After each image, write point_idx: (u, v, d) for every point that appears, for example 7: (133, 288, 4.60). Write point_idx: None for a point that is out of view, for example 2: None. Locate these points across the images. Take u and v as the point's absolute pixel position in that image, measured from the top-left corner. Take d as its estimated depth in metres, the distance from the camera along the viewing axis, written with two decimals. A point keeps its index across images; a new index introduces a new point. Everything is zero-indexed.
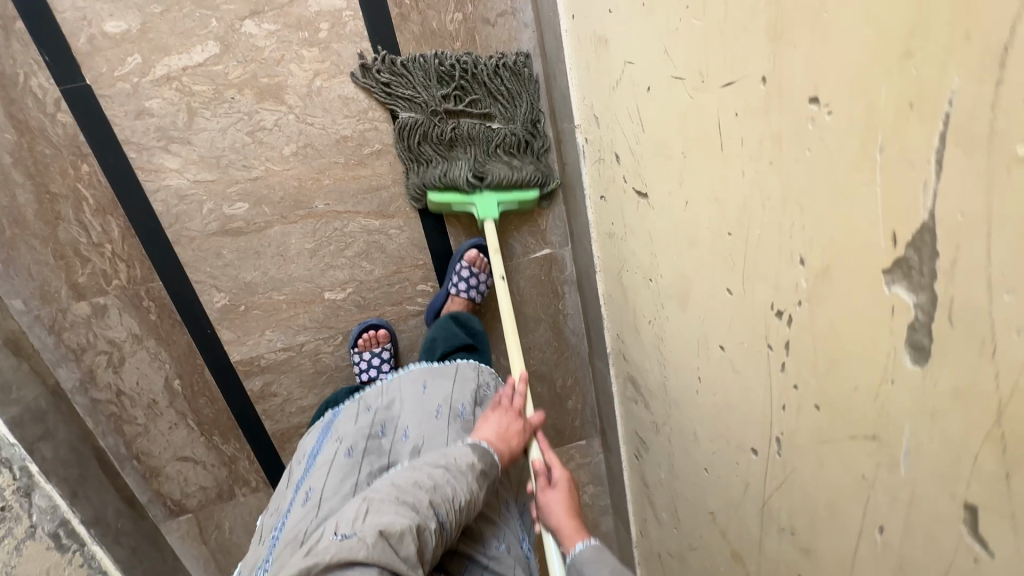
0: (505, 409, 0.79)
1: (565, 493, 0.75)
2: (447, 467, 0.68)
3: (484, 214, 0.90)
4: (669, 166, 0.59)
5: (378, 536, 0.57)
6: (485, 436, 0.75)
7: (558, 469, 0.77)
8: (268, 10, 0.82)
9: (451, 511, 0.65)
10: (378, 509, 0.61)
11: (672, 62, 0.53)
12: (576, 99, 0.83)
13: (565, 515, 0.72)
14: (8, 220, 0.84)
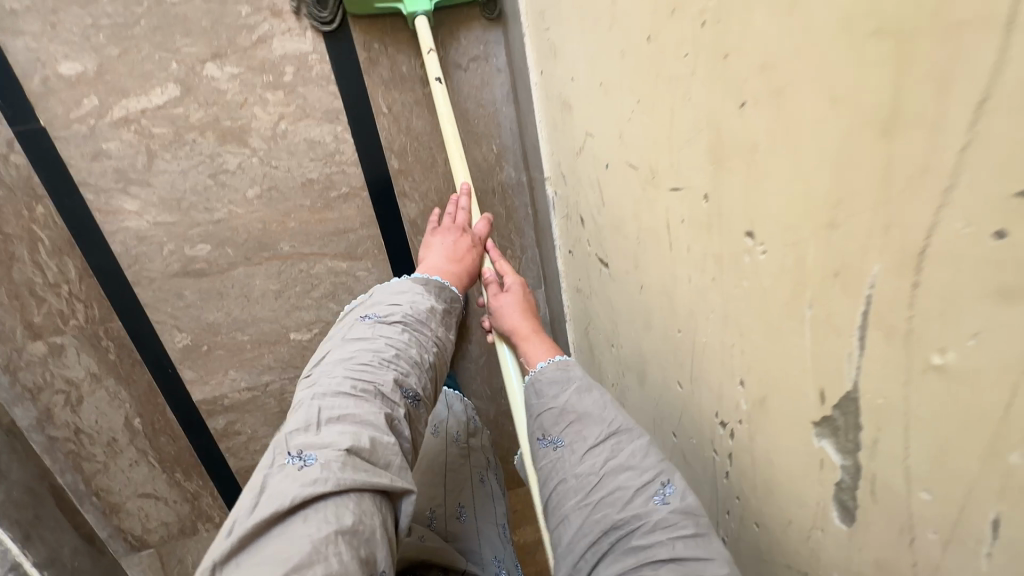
0: (450, 228, 0.78)
1: (519, 295, 0.74)
2: (403, 328, 0.63)
3: (412, 8, 0.77)
4: (626, 245, 0.58)
5: (349, 453, 0.47)
6: (434, 261, 0.74)
7: (511, 277, 0.77)
8: (230, 53, 0.79)
9: (415, 384, 0.60)
10: (336, 410, 0.51)
11: (626, 148, 0.51)
12: (546, 151, 0.81)
13: (520, 320, 0.70)
14: None
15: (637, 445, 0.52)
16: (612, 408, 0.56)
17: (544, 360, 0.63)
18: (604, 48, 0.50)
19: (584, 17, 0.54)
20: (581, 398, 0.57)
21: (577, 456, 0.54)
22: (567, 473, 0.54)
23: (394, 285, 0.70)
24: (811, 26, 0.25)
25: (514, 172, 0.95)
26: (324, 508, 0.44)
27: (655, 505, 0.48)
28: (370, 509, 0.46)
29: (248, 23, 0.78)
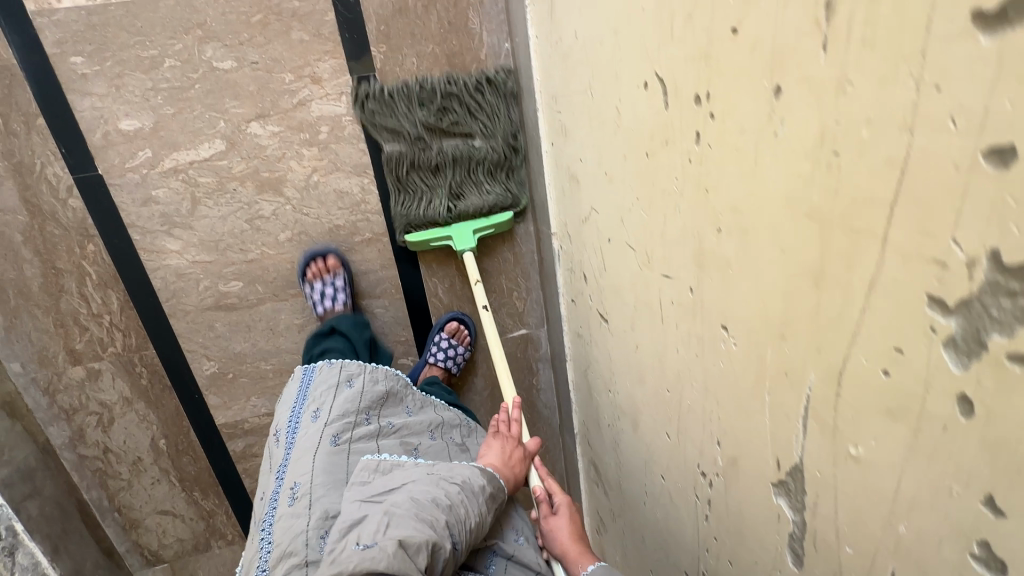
0: (505, 434, 0.82)
1: (570, 516, 0.76)
2: (462, 486, 0.71)
3: (461, 245, 0.93)
4: (624, 309, 0.66)
5: (399, 547, 0.60)
6: (490, 463, 0.78)
7: (560, 496, 0.78)
8: (273, 114, 0.88)
9: (463, 534, 0.67)
10: (396, 522, 0.63)
11: (627, 231, 0.60)
12: (554, 210, 0.90)
13: (568, 538, 0.73)
14: (13, 291, 0.89)
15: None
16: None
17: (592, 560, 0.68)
18: (610, 148, 0.59)
19: (594, 117, 0.63)
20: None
21: None
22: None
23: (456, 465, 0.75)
24: (767, 195, 0.34)
25: (523, 223, 1.04)
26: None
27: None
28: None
29: (290, 89, 0.87)
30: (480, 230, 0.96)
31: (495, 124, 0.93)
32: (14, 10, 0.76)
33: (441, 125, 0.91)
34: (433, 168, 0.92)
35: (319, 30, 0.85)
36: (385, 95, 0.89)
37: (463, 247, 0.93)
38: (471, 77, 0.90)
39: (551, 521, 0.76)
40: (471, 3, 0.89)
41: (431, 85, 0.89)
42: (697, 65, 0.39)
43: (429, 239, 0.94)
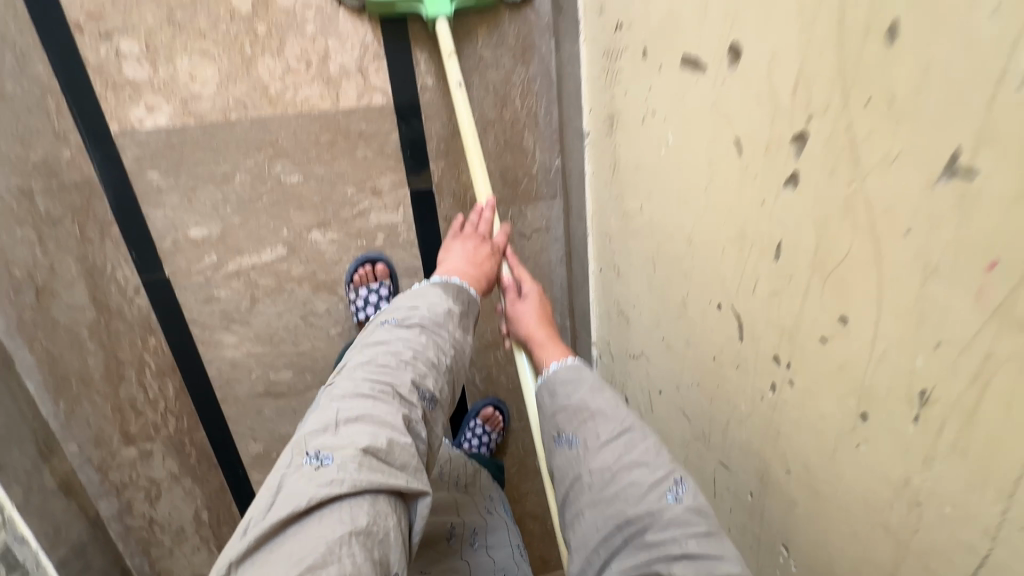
0: (472, 235, 0.75)
1: (536, 305, 0.73)
2: (422, 329, 0.64)
3: (433, 12, 0.77)
4: (671, 457, 0.71)
5: (364, 454, 0.51)
6: (454, 267, 0.72)
7: (528, 284, 0.76)
8: (333, 222, 0.92)
9: (433, 382, 0.61)
10: (353, 412, 0.54)
11: (682, 398, 0.65)
12: (596, 322, 0.95)
13: (535, 318, 0.71)
14: (76, 379, 0.93)
15: (647, 443, 0.54)
16: (624, 409, 0.58)
17: (556, 361, 0.65)
18: (671, 321, 0.64)
19: (654, 283, 0.67)
20: (594, 396, 0.59)
21: (592, 451, 0.55)
22: (579, 474, 0.55)
23: (417, 289, 0.69)
24: (846, 484, 0.39)
25: (560, 318, 1.08)
26: (340, 509, 0.48)
27: (668, 503, 0.50)
28: (385, 510, 0.50)
29: (351, 200, 0.91)
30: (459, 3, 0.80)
31: None
32: (97, 129, 0.79)
33: None
34: None
35: (382, 147, 0.88)
36: None
37: (435, 11, 0.77)
38: None
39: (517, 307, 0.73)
40: (526, 124, 0.92)
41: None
42: (779, 334, 0.44)
43: (393, 3, 0.78)
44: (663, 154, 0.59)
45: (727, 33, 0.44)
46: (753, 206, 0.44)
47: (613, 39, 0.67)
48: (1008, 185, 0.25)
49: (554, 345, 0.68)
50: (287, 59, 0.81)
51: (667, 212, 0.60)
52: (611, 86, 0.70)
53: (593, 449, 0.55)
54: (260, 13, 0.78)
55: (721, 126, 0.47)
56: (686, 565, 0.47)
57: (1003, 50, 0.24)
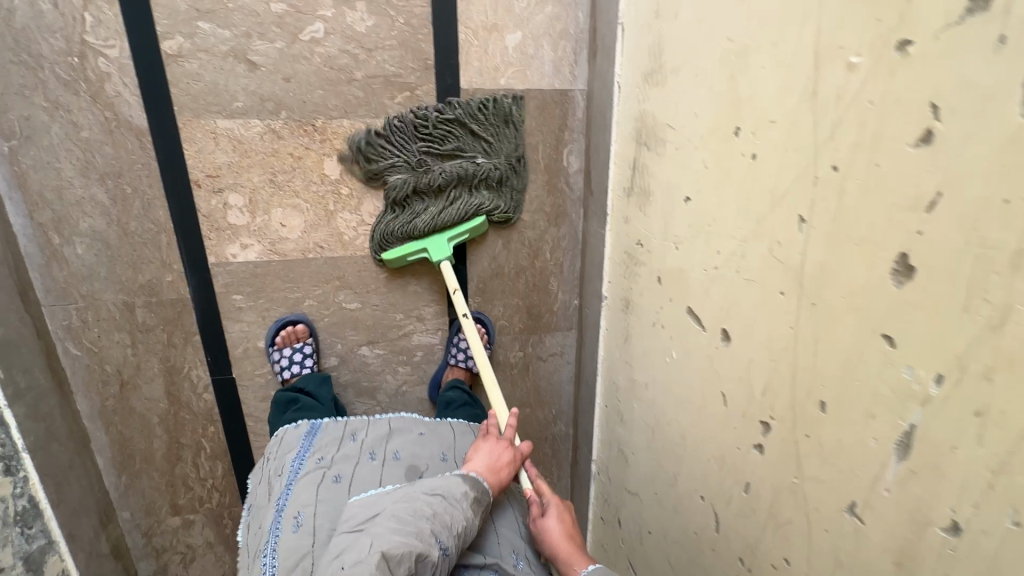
0: (494, 439, 0.86)
1: (559, 516, 0.81)
2: (446, 498, 0.74)
3: (439, 256, 0.96)
4: None
5: (383, 570, 0.64)
6: (478, 470, 0.81)
7: (550, 495, 0.84)
8: (381, 341, 1.07)
9: (450, 539, 0.71)
10: (380, 541, 0.67)
11: (668, 548, 0.80)
12: (597, 444, 1.10)
13: (561, 533, 0.79)
14: (139, 458, 1.05)
15: None
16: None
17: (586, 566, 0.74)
18: (664, 484, 0.79)
19: (652, 447, 0.83)
20: None
21: None
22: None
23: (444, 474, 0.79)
24: None
25: (564, 427, 1.24)
26: None
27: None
28: None
29: (399, 324, 1.06)
30: (454, 238, 0.97)
31: (500, 140, 0.96)
32: (197, 260, 0.94)
33: (445, 145, 0.94)
34: (427, 184, 0.94)
35: (431, 283, 1.05)
36: (393, 130, 0.92)
37: (440, 255, 0.95)
38: (492, 163, 0.96)
39: (542, 521, 0.81)
40: (553, 272, 1.09)
41: (432, 161, 0.94)
42: (744, 545, 0.60)
43: (404, 257, 0.96)
44: (668, 361, 0.75)
45: (722, 318, 0.61)
46: (731, 447, 0.60)
47: (635, 248, 0.84)
48: (881, 541, 0.41)
49: (582, 560, 0.76)
50: (362, 214, 0.97)
51: (667, 402, 0.76)
52: (630, 281, 0.87)
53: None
54: (345, 179, 0.94)
55: (713, 375, 0.63)
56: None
57: (879, 463, 0.40)
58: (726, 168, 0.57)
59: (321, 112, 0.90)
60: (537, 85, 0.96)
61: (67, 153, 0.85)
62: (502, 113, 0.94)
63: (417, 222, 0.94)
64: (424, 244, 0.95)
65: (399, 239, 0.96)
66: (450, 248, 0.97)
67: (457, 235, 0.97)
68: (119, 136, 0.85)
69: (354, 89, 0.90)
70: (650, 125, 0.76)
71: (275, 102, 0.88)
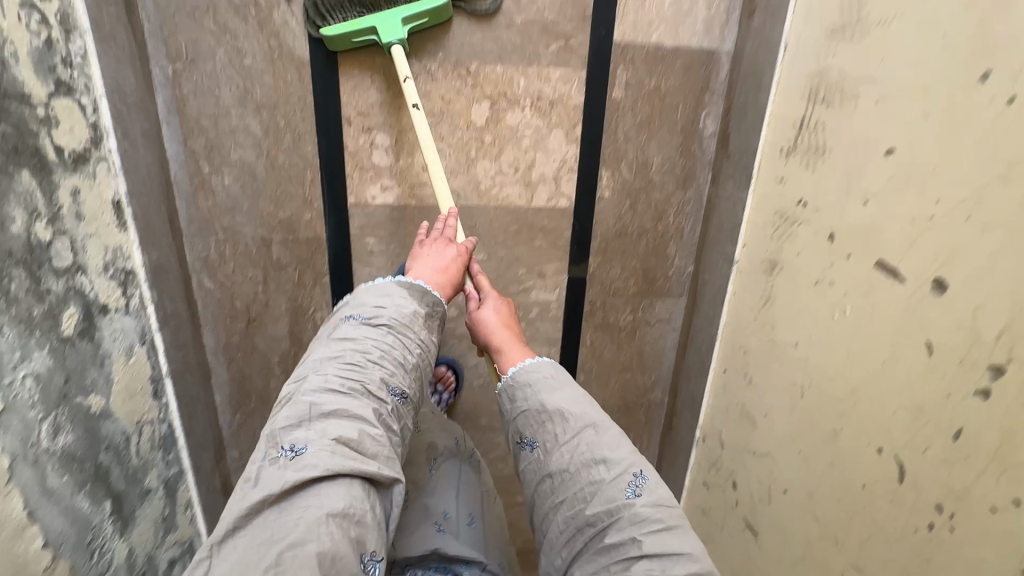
0: (438, 242, 0.81)
1: (495, 308, 0.80)
2: (392, 331, 0.68)
3: (388, 36, 0.81)
4: (787, 548, 0.86)
5: (338, 442, 0.56)
6: (423, 276, 0.77)
7: (489, 290, 0.82)
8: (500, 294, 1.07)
9: (402, 384, 0.65)
10: (325, 407, 0.59)
11: (814, 506, 0.80)
12: (705, 411, 1.11)
13: (500, 325, 0.77)
14: (255, 397, 1.05)
15: (603, 441, 0.63)
16: (582, 405, 0.66)
17: (518, 364, 0.71)
18: (815, 442, 0.80)
19: (799, 405, 0.83)
20: (551, 398, 0.67)
21: (550, 454, 0.64)
22: (543, 471, 0.64)
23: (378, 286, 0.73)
24: None
25: (660, 394, 1.24)
26: (320, 494, 0.52)
27: (628, 500, 0.58)
28: (360, 495, 0.54)
29: (520, 279, 1.06)
30: (405, 20, 0.82)
31: None
32: (339, 201, 0.94)
33: None
34: None
35: (556, 239, 1.05)
36: None
37: (388, 32, 0.80)
38: None
39: (479, 311, 0.80)
40: (673, 236, 1.09)
41: None
42: (945, 492, 0.60)
43: (347, 34, 0.80)
44: (836, 317, 0.75)
45: (934, 268, 0.61)
46: (936, 396, 0.61)
47: (792, 208, 0.84)
48: None
49: (520, 348, 0.74)
50: (501, 163, 0.97)
51: (829, 359, 0.77)
52: (781, 242, 0.87)
53: (557, 440, 0.64)
54: (490, 126, 0.94)
55: (913, 327, 0.64)
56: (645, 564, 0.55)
57: None
58: (961, 116, 0.58)
59: (476, 55, 0.90)
60: (685, 43, 0.95)
61: (228, 80, 0.84)
62: None
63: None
64: (371, 19, 0.80)
65: (342, 18, 0.81)
66: (402, 28, 0.82)
67: (410, 15, 0.81)
68: (280, 67, 0.85)
69: (512, 34, 0.89)
70: (834, 80, 0.75)
71: (435, 43, 0.88)
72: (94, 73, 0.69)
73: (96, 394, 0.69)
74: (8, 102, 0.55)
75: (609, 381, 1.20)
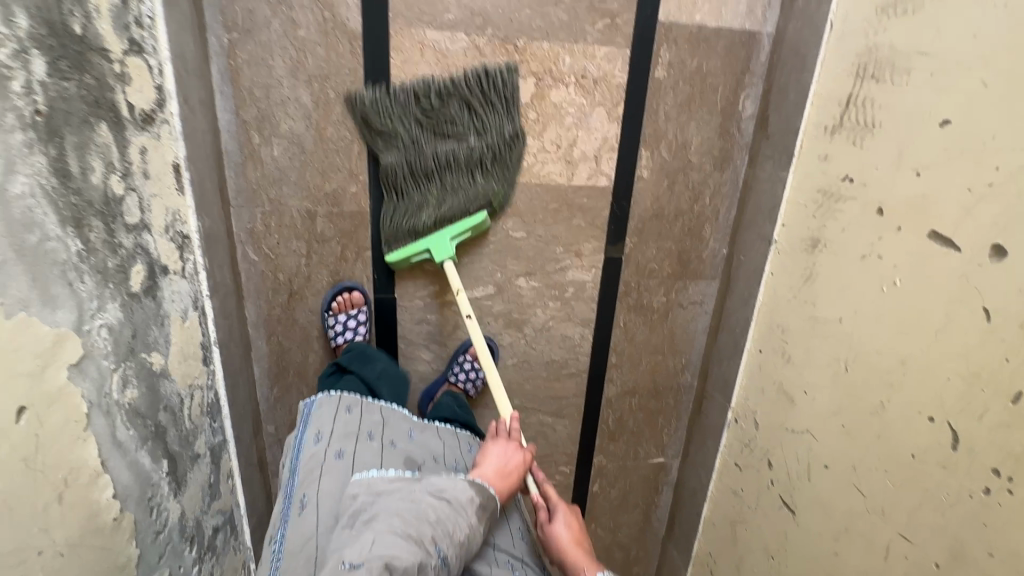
0: (506, 444, 0.85)
1: (565, 521, 0.84)
2: (450, 506, 0.71)
3: (440, 256, 0.95)
4: (828, 523, 0.87)
5: (384, 572, 0.62)
6: (487, 475, 0.79)
7: (556, 500, 0.87)
8: (537, 273, 1.08)
9: (451, 547, 0.68)
10: (383, 540, 0.65)
11: (858, 478, 0.81)
12: (738, 392, 1.12)
13: (568, 538, 0.82)
14: (293, 371, 1.06)
15: None
16: None
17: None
18: (860, 415, 0.81)
19: (842, 380, 0.84)
20: None
21: None
22: None
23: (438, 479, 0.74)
24: None
25: (689, 377, 1.25)
26: None
27: None
28: None
29: (557, 258, 1.07)
30: (454, 236, 0.96)
31: (490, 128, 0.93)
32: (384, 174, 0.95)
33: (439, 118, 0.92)
34: (425, 175, 0.94)
35: (594, 219, 1.06)
36: (371, 102, 0.89)
37: (441, 254, 0.95)
38: (479, 147, 0.94)
39: (547, 524, 0.84)
40: (709, 218, 1.10)
41: (418, 136, 0.92)
42: (1003, 455, 0.61)
43: (407, 256, 0.95)
44: (886, 289, 0.76)
45: (993, 234, 0.62)
46: (993, 361, 0.62)
47: (837, 184, 0.85)
48: None
49: (590, 563, 0.79)
50: (544, 141, 0.98)
51: (877, 332, 0.78)
52: (824, 219, 0.88)
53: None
54: (534, 103, 0.95)
55: (970, 294, 0.65)
56: None
57: None
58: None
59: (524, 31, 0.91)
60: (728, 25, 0.96)
61: (281, 51, 0.85)
62: (498, 90, 0.92)
63: (422, 217, 0.93)
64: (426, 242, 0.94)
65: (399, 241, 0.96)
66: (451, 244, 0.96)
67: (457, 233, 0.96)
68: (333, 38, 0.86)
69: (559, 11, 0.91)
70: (884, 56, 0.76)
71: (484, 17, 0.89)
72: (160, 36, 0.70)
73: (156, 354, 0.69)
74: (91, 54, 0.56)
75: (640, 364, 1.21)
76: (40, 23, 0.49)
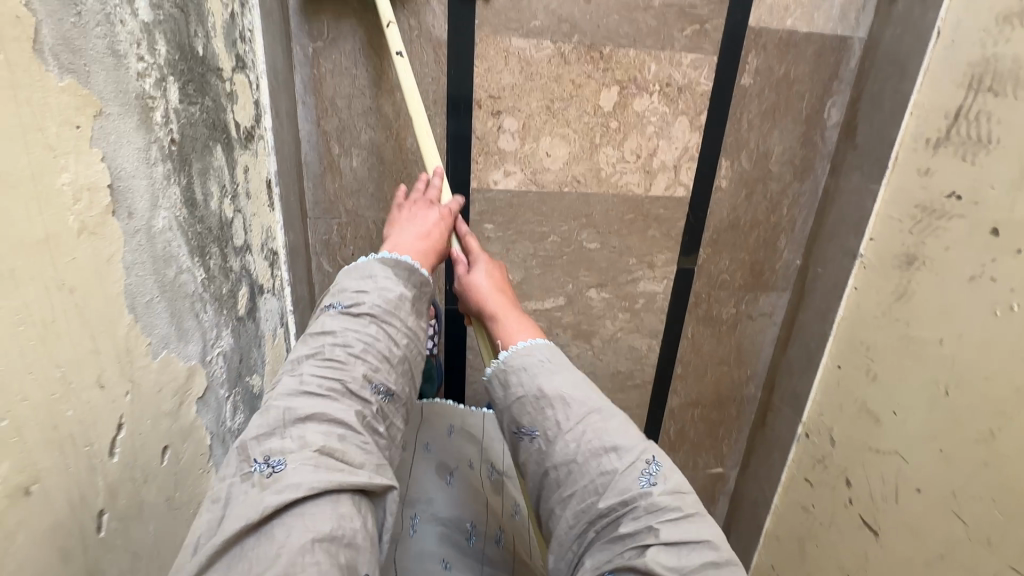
0: (419, 209, 0.70)
1: (488, 270, 0.67)
2: (372, 319, 0.56)
3: None
4: (919, 548, 0.85)
5: (320, 450, 0.46)
6: (406, 251, 0.64)
7: (479, 249, 0.70)
8: (608, 284, 1.06)
9: (385, 375, 0.54)
10: (301, 410, 0.48)
11: (958, 505, 0.79)
12: (810, 407, 1.09)
13: (489, 283, 0.66)
14: None
15: (614, 427, 0.52)
16: (587, 390, 0.55)
17: (510, 347, 0.59)
18: (964, 441, 0.78)
19: (941, 403, 0.82)
20: (554, 381, 0.55)
21: (563, 432, 0.52)
22: (546, 466, 0.53)
23: (359, 267, 0.61)
24: None
25: (754, 389, 1.23)
26: (306, 514, 0.42)
27: (641, 488, 0.48)
28: (350, 512, 0.44)
29: (630, 269, 1.05)
30: None
31: None
32: (461, 185, 0.93)
33: None
34: None
35: (669, 229, 1.03)
36: None
37: None
38: None
39: (466, 274, 0.68)
40: (785, 229, 1.07)
41: None
42: None
43: None
44: (999, 315, 0.73)
45: None
46: None
47: (940, 202, 0.82)
48: None
49: (513, 318, 0.62)
50: (624, 150, 0.95)
51: (988, 356, 0.75)
52: (923, 236, 0.85)
53: (559, 427, 0.53)
54: (617, 112, 0.92)
55: None
56: (662, 551, 0.46)
57: None
58: None
59: (611, 38, 0.88)
60: (820, 29, 0.92)
61: (365, 60, 0.83)
62: None
63: None
64: None
65: None
66: None
67: None
68: (418, 47, 0.84)
69: (648, 17, 0.87)
70: (1006, 68, 0.73)
71: (571, 24, 0.86)
72: (258, 48, 0.68)
73: (256, 375, 0.68)
74: (209, 75, 0.54)
75: (705, 375, 1.19)
76: (174, 47, 0.47)
